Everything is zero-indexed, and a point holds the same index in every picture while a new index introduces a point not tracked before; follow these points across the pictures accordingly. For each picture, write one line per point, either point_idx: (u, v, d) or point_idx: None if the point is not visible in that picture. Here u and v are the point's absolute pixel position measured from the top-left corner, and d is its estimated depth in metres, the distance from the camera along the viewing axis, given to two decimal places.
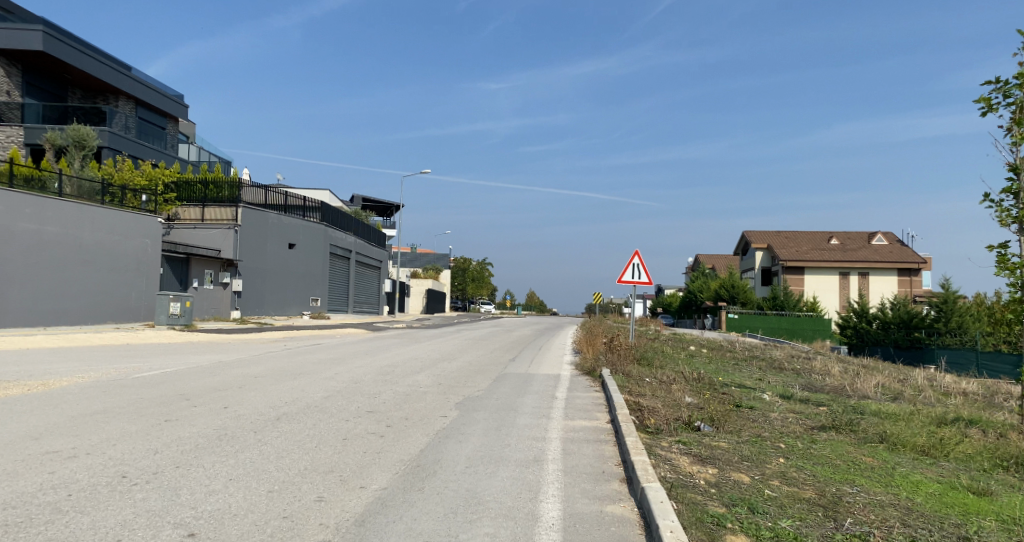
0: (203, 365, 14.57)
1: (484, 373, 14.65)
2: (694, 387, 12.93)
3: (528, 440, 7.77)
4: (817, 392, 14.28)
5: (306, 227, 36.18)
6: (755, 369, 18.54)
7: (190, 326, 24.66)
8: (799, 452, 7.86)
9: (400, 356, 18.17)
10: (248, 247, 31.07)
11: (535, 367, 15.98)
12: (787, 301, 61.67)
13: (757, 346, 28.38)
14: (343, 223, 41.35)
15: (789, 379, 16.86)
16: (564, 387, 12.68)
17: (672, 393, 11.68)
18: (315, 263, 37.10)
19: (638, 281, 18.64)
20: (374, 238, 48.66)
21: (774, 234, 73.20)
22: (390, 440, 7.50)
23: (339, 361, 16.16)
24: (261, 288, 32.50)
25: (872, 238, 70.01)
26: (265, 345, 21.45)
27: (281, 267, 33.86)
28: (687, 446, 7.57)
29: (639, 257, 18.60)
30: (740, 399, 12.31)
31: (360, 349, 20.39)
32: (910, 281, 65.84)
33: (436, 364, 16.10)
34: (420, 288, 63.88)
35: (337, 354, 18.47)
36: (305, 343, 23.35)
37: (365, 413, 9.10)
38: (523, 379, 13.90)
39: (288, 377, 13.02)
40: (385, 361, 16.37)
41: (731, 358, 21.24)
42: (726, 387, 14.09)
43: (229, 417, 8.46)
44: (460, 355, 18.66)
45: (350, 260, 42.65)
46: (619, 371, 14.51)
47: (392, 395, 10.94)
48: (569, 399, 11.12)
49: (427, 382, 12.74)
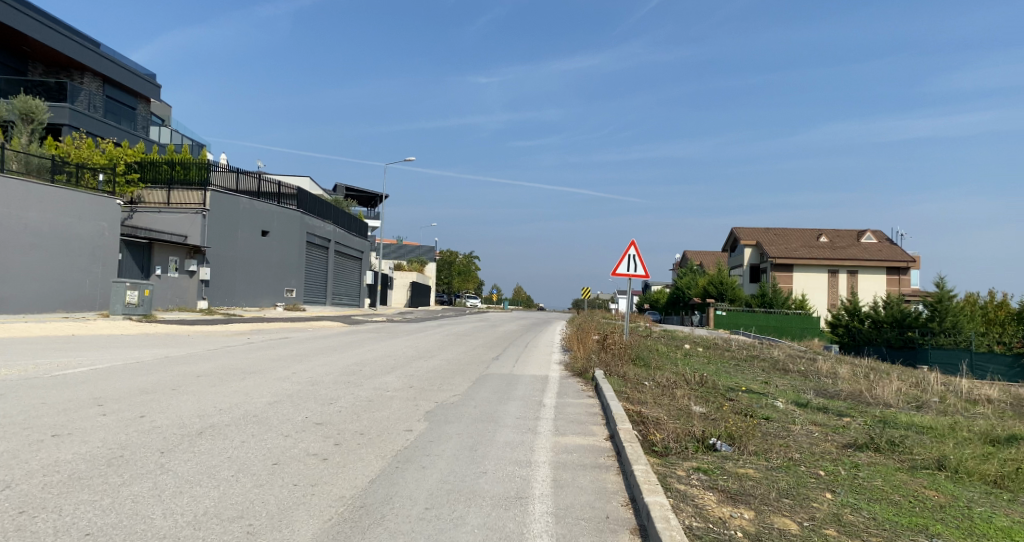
0: (145, 361, 12.84)
1: (463, 374, 13.05)
2: (701, 394, 11.42)
3: (508, 466, 6.17)
4: (833, 398, 12.81)
5: (281, 214, 34.43)
6: (760, 370, 17.05)
7: (148, 317, 22.97)
8: (845, 481, 6.32)
9: (373, 352, 16.53)
10: (216, 233, 29.38)
11: (520, 367, 14.43)
12: (776, 299, 60.60)
13: (754, 345, 26.93)
14: (321, 211, 39.64)
15: (797, 382, 15.38)
16: (552, 392, 11.15)
17: (678, 402, 10.15)
18: (290, 251, 35.35)
19: (634, 274, 17.10)
20: (355, 227, 46.89)
21: (763, 231, 72.05)
22: (333, 465, 5.89)
23: (302, 358, 14.50)
24: (230, 278, 30.82)
25: (861, 236, 68.99)
26: (228, 339, 19.73)
27: (252, 255, 32.11)
28: (708, 476, 6.00)
29: (635, 248, 17.09)
30: (752, 407, 10.80)
31: (331, 345, 18.72)
32: (899, 280, 64.93)
33: (411, 363, 14.48)
34: (405, 281, 62.21)
35: (303, 350, 16.80)
36: (273, 337, 21.65)
37: (313, 426, 7.47)
38: (506, 381, 12.33)
39: (237, 376, 11.34)
40: (354, 358, 14.72)
41: (731, 358, 19.73)
42: (732, 392, 12.60)
43: (138, 430, 6.78)
44: (440, 352, 17.03)
45: (329, 250, 40.95)
46: (614, 373, 12.99)
47: (350, 401, 9.32)
48: (559, 407, 9.56)
49: (397, 384, 11.09)
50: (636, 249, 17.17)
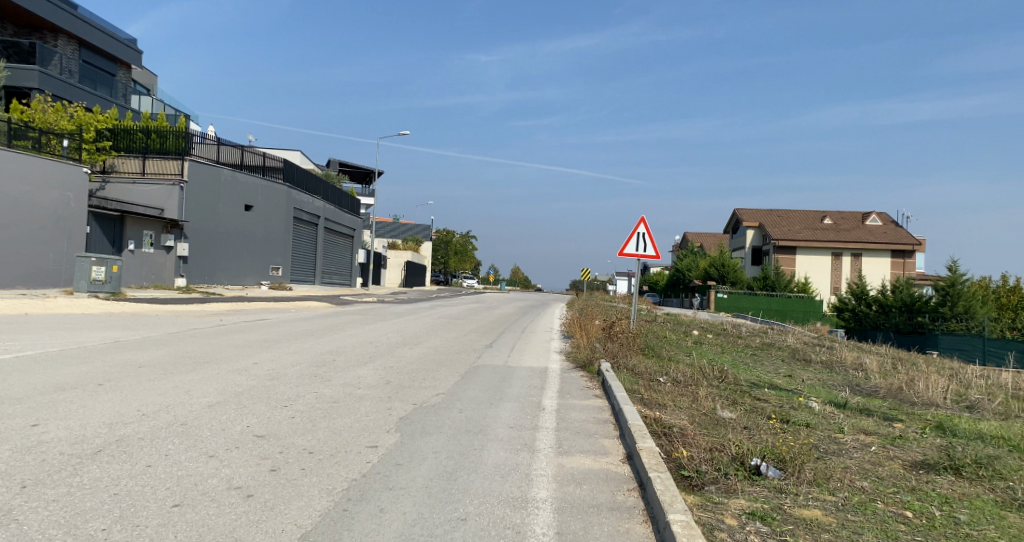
0: (90, 346, 11.22)
1: (450, 366, 11.45)
2: (724, 395, 9.86)
3: (496, 508, 4.59)
4: (871, 397, 11.22)
5: (266, 188, 32.75)
6: (780, 361, 15.46)
7: (116, 294, 21.46)
8: (947, 530, 4.74)
9: (354, 337, 14.93)
10: (194, 206, 27.88)
11: (516, 358, 12.84)
12: (778, 281, 59.06)
13: (765, 331, 25.29)
14: (310, 187, 37.92)
15: (823, 376, 13.78)
16: (552, 390, 9.57)
17: (701, 405, 8.57)
18: (277, 227, 33.68)
19: (643, 255, 15.47)
20: (347, 204, 45.13)
21: (766, 213, 70.37)
22: (258, 510, 4.30)
23: (273, 344, 12.89)
24: (211, 254, 29.28)
25: (866, 218, 67.42)
26: (201, 320, 18.14)
27: (234, 231, 30.50)
28: (769, 528, 4.44)
29: (645, 226, 15.48)
30: (785, 410, 9.24)
31: (311, 328, 17.12)
32: (904, 263, 63.42)
33: (393, 351, 12.88)
34: (400, 260, 60.51)
35: (279, 334, 15.19)
36: (250, 318, 20.02)
37: (251, 441, 5.83)
38: (499, 375, 10.76)
39: (187, 367, 9.71)
40: (330, 345, 13.10)
41: (745, 347, 18.10)
42: (757, 390, 11.04)
43: (11, 450, 5.12)
44: (428, 338, 15.41)
45: (319, 227, 39.27)
46: (623, 367, 11.46)
47: (310, 402, 7.70)
48: (562, 411, 7.99)
49: (372, 380, 9.47)
50: (646, 227, 15.54)
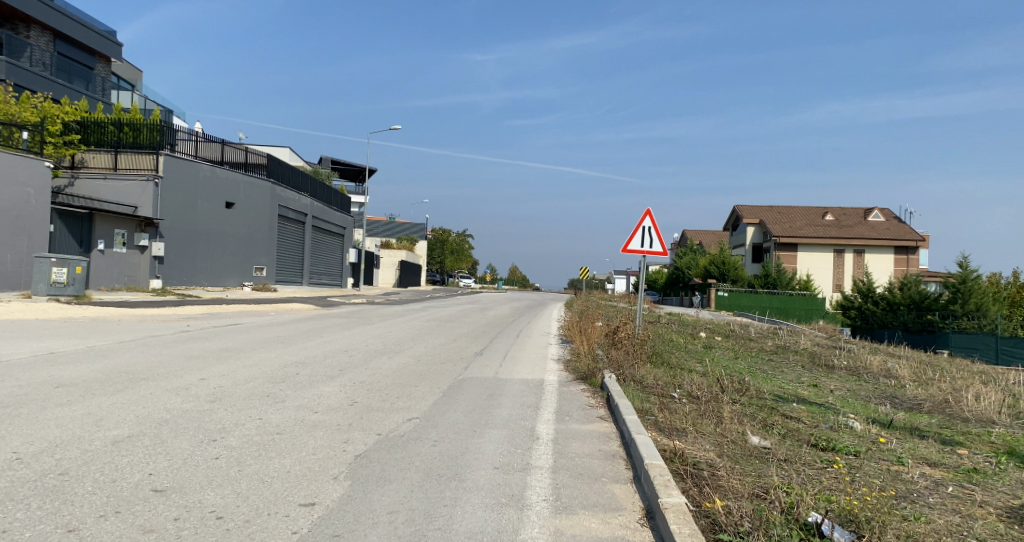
0: (16, 359, 9.76)
1: (431, 380, 9.97)
2: (751, 414, 8.40)
3: None
4: (914, 411, 9.70)
5: (249, 184, 31.24)
6: (801, 367, 13.95)
7: (80, 297, 20.11)
8: None
9: (330, 345, 13.43)
10: (169, 204, 26.43)
11: (509, 368, 11.37)
12: (780, 279, 57.58)
13: (776, 332, 23.75)
14: (297, 183, 36.42)
15: (852, 384, 12.29)
16: (549, 410, 8.06)
17: (729, 431, 7.08)
18: (260, 225, 32.16)
19: (649, 251, 13.99)
20: (336, 202, 43.55)
21: (766, 209, 68.90)
22: None
23: (235, 355, 11.41)
24: (188, 254, 27.82)
25: (869, 214, 65.99)
26: (166, 326, 16.64)
27: (213, 229, 29.00)
28: None
29: (651, 218, 14.02)
30: (822, 433, 7.72)
31: (286, 334, 15.65)
32: (908, 259, 61.96)
33: (369, 361, 11.40)
34: (393, 260, 59.01)
35: (248, 341, 13.74)
36: (223, 322, 18.55)
37: (141, 501, 4.34)
38: (488, 391, 9.28)
39: (116, 385, 8.23)
40: (298, 355, 11.63)
41: (760, 351, 16.59)
42: (783, 405, 9.56)
43: None
44: (412, 345, 13.93)
45: (306, 225, 37.74)
46: (630, 379, 10.00)
47: (246, 434, 6.20)
48: (561, 443, 6.49)
49: (334, 400, 7.99)
50: (652, 221, 14.07)
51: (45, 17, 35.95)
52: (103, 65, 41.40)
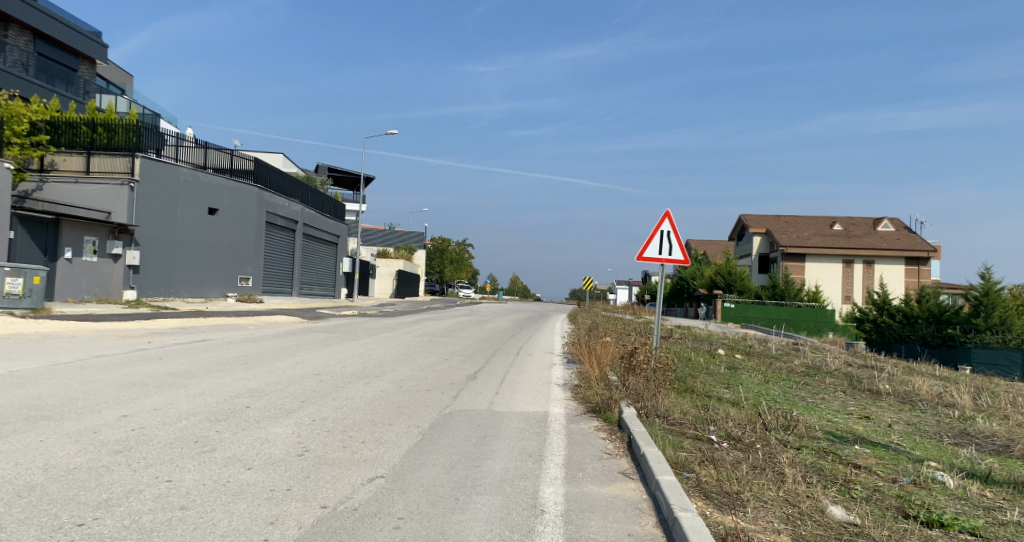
0: None
1: (412, 414, 8.18)
2: (813, 463, 6.55)
3: None
4: (1004, 456, 7.87)
5: (234, 190, 29.52)
6: (842, 393, 12.07)
7: (37, 310, 18.47)
8: None
9: (301, 367, 11.62)
10: (145, 209, 24.73)
11: (507, 398, 9.60)
12: (788, 290, 55.79)
13: (796, 350, 21.92)
14: (286, 189, 34.67)
15: (908, 415, 10.45)
16: (558, 462, 6.27)
17: (798, 498, 5.28)
18: (246, 233, 30.41)
19: (668, 258, 12.21)
20: (329, 209, 41.82)
21: (772, 219, 67.17)
22: None
23: (181, 381, 9.60)
24: (166, 263, 26.10)
25: (878, 223, 64.24)
26: (125, 342, 14.86)
27: (194, 236, 27.28)
28: None
29: (670, 220, 12.26)
30: (910, 494, 5.89)
31: (257, 353, 13.86)
32: (919, 270, 60.24)
33: (341, 389, 9.61)
34: (390, 270, 57.24)
35: (209, 362, 11.94)
36: (193, 338, 16.77)
37: None
38: (481, 431, 7.49)
39: (6, 426, 6.48)
40: (259, 382, 9.82)
41: (789, 373, 14.72)
42: (844, 448, 7.70)
43: None
44: (397, 367, 12.12)
45: (296, 233, 36.01)
46: (653, 416, 8.23)
47: (132, 512, 4.40)
48: (574, 523, 4.68)
49: (280, 450, 6.21)
50: (671, 224, 12.32)
51: (24, 15, 34.28)
52: (87, 67, 39.78)
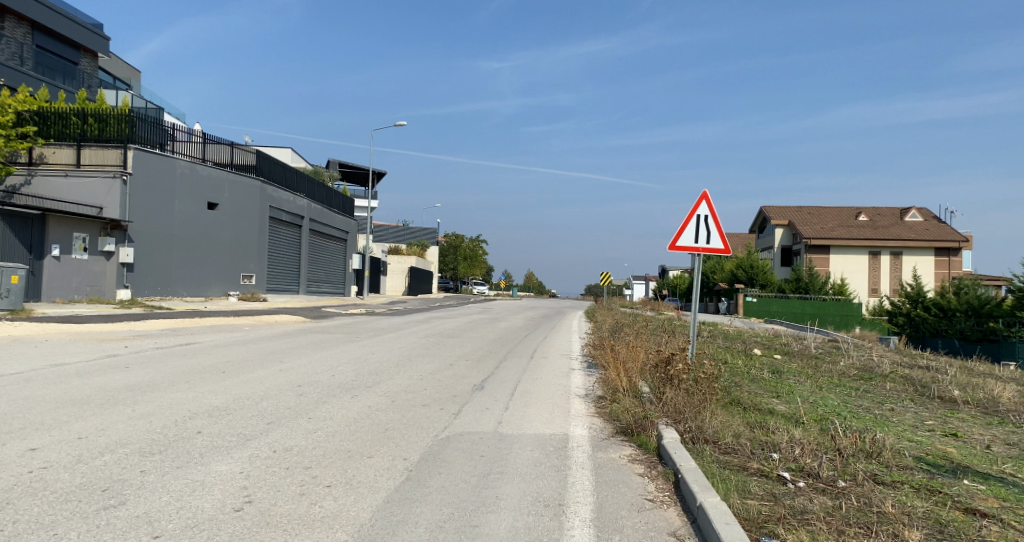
0: None
1: (404, 441, 6.61)
2: (928, 514, 4.93)
3: None
4: None
5: (236, 184, 28.10)
6: (912, 405, 10.37)
7: (16, 312, 17.12)
8: None
9: (284, 377, 10.04)
10: (140, 204, 23.36)
11: (521, 417, 7.99)
12: (812, 284, 53.81)
13: (835, 348, 20.16)
14: (291, 183, 33.25)
15: (998, 431, 8.73)
16: (588, 520, 4.67)
17: None
18: (249, 229, 29.01)
19: (706, 248, 10.55)
20: (337, 203, 40.39)
21: (795, 210, 65.02)
22: None
23: (133, 397, 8.03)
24: (163, 260, 24.73)
25: (905, 214, 61.94)
26: (98, 346, 13.34)
27: (192, 232, 25.91)
28: None
29: (707, 203, 10.61)
30: None
31: (241, 358, 12.30)
32: (949, 261, 57.95)
33: (320, 406, 8.02)
34: (402, 267, 55.82)
35: (181, 368, 10.38)
36: (179, 340, 15.24)
37: None
38: (487, 466, 5.91)
39: None
40: (227, 397, 8.25)
41: (841, 378, 13.03)
42: (951, 485, 6.04)
43: None
44: (395, 375, 10.53)
45: (303, 229, 34.63)
46: (699, 443, 6.60)
47: None
48: None
49: (215, 503, 4.64)
50: (709, 207, 10.64)
51: (21, 6, 32.88)
52: (90, 60, 38.36)
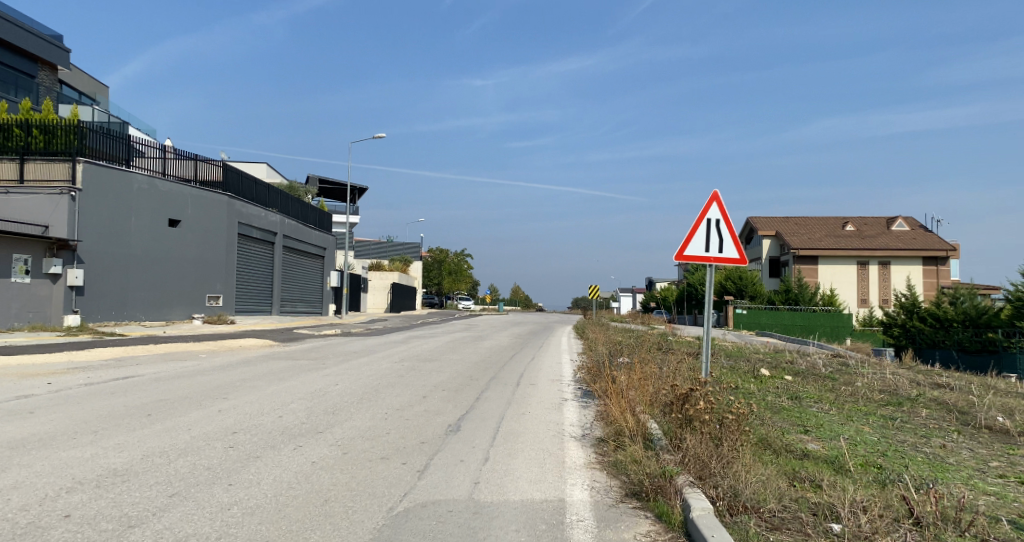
0: None
1: (351, 522, 4.93)
2: None
3: None
4: None
5: (200, 199, 26.33)
6: (964, 441, 8.83)
7: None
8: None
9: (221, 420, 8.25)
10: (90, 222, 21.55)
11: (505, 473, 6.35)
12: (802, 295, 52.56)
13: (842, 365, 18.59)
14: (262, 198, 31.51)
15: None
16: None
17: None
18: (215, 247, 27.26)
19: (718, 257, 8.96)
20: (312, 219, 38.68)
21: (781, 221, 63.85)
22: None
23: (8, 457, 6.16)
24: (118, 281, 22.90)
25: (892, 223, 60.95)
26: (18, 383, 11.40)
27: (150, 251, 24.12)
28: None
29: (718, 205, 9.07)
30: None
31: (180, 393, 10.46)
32: (938, 270, 57.00)
33: (253, 463, 6.28)
34: (384, 283, 54.01)
35: (97, 410, 8.51)
36: (118, 371, 13.32)
37: None
38: None
39: None
40: (133, 451, 6.46)
41: (867, 404, 11.49)
42: None
43: None
44: (356, 416, 8.77)
45: (275, 245, 32.84)
46: (741, 521, 4.99)
47: None
48: None
49: None
50: (721, 210, 9.09)
51: None
52: (47, 72, 36.55)
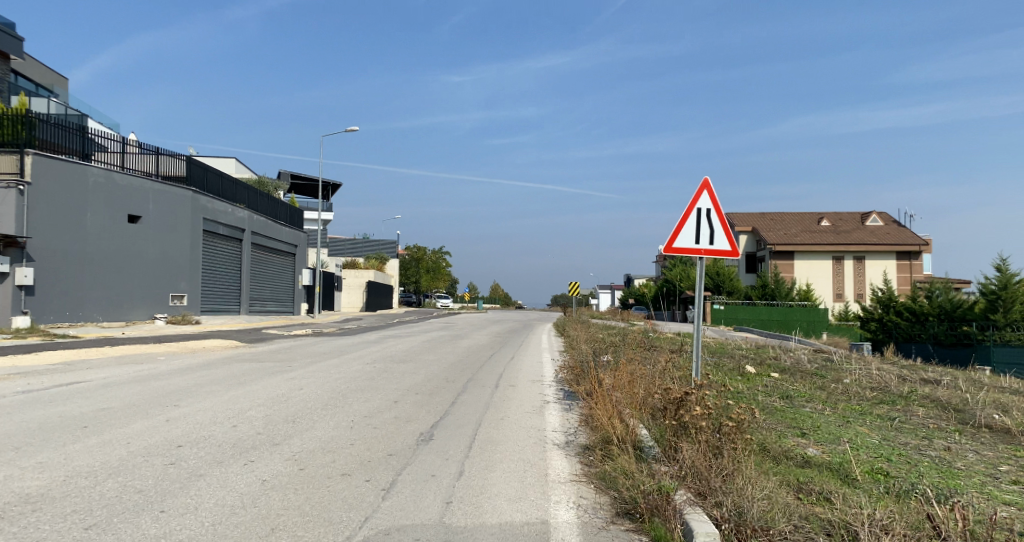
0: None
1: None
2: None
3: None
4: None
5: (162, 193, 25.30)
6: (969, 442, 8.28)
7: None
8: None
9: (168, 432, 7.48)
10: (41, 218, 20.54)
11: (482, 490, 5.67)
12: (778, 290, 52.37)
13: (826, 362, 18.09)
14: (229, 194, 30.51)
15: None
16: None
17: None
18: (179, 244, 26.25)
19: (709, 250, 8.33)
20: (283, 215, 37.66)
21: (757, 217, 63.68)
22: None
23: None
24: (75, 280, 21.88)
25: (865, 218, 60.99)
26: None
27: (109, 248, 23.09)
28: None
29: (708, 193, 8.41)
30: None
31: (129, 400, 9.65)
32: (911, 265, 57.13)
33: (195, 483, 5.55)
34: (359, 282, 52.97)
35: (29, 422, 7.69)
36: (67, 376, 12.44)
37: None
38: None
39: None
40: (55, 472, 5.68)
41: (861, 403, 10.94)
42: None
43: None
44: (319, 425, 8.02)
45: (244, 242, 31.85)
46: None
47: None
48: None
49: None
50: (712, 199, 8.46)
51: None
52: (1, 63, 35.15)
